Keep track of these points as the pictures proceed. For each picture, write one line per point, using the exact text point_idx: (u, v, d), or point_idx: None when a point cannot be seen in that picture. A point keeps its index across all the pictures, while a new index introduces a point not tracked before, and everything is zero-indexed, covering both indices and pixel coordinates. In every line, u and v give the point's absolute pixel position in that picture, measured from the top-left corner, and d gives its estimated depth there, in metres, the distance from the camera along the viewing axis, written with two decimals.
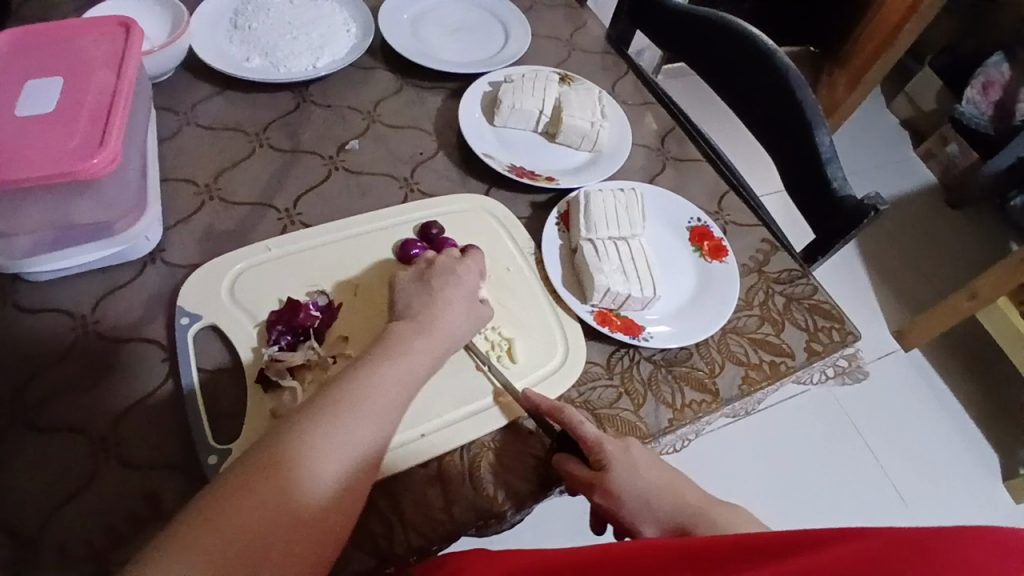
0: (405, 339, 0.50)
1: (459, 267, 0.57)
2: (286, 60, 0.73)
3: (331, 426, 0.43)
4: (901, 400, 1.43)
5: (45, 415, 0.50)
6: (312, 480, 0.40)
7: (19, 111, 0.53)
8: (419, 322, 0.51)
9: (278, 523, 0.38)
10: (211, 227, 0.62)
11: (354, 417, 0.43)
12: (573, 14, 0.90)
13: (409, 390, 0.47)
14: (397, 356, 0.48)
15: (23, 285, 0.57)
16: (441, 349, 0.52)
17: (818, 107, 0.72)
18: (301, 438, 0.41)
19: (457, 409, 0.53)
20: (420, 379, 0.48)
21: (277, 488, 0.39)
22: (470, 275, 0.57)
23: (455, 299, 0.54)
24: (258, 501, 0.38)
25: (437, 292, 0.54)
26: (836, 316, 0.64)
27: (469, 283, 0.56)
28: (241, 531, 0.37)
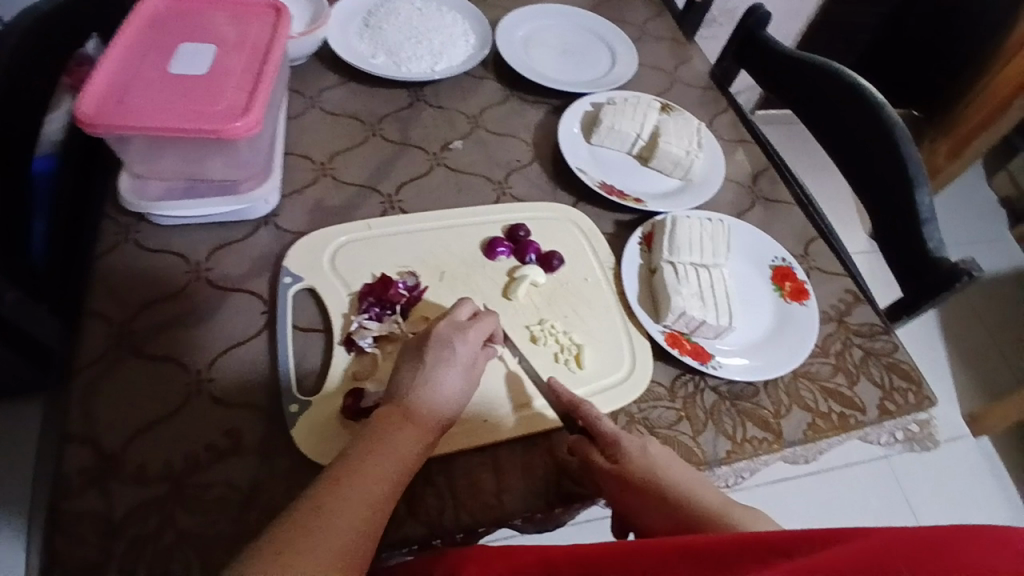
0: (431, 365, 0.49)
1: (457, 338, 0.51)
2: (407, 61, 0.79)
3: (386, 434, 0.45)
4: (967, 490, 1.33)
5: (155, 343, 0.56)
6: (389, 473, 0.43)
7: (177, 69, 0.60)
8: (435, 356, 0.49)
9: (372, 507, 0.41)
10: (320, 201, 0.68)
11: (408, 421, 0.46)
12: (678, 49, 0.93)
13: (451, 397, 0.49)
14: (429, 375, 0.48)
15: (152, 227, 0.63)
16: (467, 383, 0.50)
17: (921, 166, 0.71)
18: (366, 444, 0.44)
19: (528, 403, 0.55)
20: (461, 391, 0.49)
21: (361, 483, 0.41)
22: (469, 342, 0.51)
23: (459, 361, 0.50)
24: (349, 495, 0.40)
25: (440, 350, 0.50)
26: (915, 379, 0.62)
27: (470, 353, 0.51)
28: (343, 522, 0.39)
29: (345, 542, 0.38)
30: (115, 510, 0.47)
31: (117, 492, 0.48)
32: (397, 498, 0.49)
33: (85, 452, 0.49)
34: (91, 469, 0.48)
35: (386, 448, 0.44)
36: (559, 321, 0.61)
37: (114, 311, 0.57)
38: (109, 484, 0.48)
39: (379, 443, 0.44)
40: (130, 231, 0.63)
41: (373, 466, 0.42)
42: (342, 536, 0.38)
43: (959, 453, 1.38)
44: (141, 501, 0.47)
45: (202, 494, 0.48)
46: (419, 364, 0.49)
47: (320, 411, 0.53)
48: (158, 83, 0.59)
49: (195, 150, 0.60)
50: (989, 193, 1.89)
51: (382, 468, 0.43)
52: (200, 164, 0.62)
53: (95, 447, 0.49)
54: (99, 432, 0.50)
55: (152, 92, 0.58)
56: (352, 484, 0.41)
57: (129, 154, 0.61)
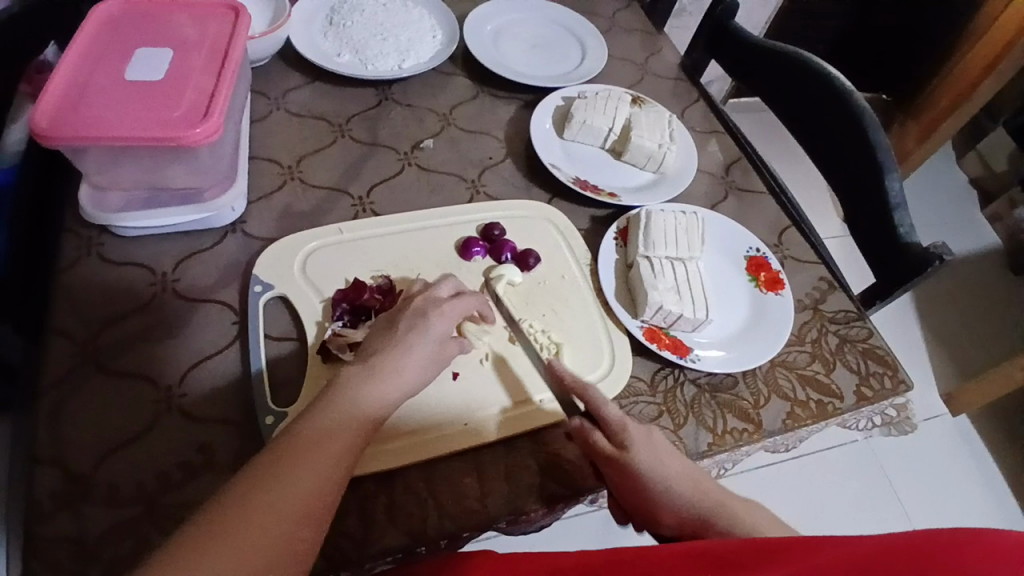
0: (403, 335, 0.48)
1: (431, 311, 0.49)
2: (373, 59, 0.78)
3: (348, 408, 0.43)
4: (941, 465, 1.37)
5: (120, 359, 0.54)
6: (342, 446, 0.41)
7: (131, 74, 0.58)
8: (407, 328, 0.48)
9: (321, 482, 0.39)
10: (289, 206, 0.66)
11: (373, 392, 0.44)
12: (649, 40, 0.93)
13: (421, 370, 0.47)
14: (401, 347, 0.47)
15: (113, 238, 0.61)
16: (438, 355, 0.49)
17: (890, 153, 0.72)
18: (323, 415, 0.42)
19: (529, 399, 0.55)
20: (432, 363, 0.48)
21: (311, 457, 0.40)
22: (444, 316, 0.50)
23: (432, 334, 0.48)
24: (298, 468, 0.39)
25: (415, 321, 0.49)
26: (889, 363, 0.63)
27: (444, 327, 0.50)
28: (295, 488, 0.38)
29: (298, 508, 0.38)
30: (84, 535, 0.45)
31: (87, 517, 0.46)
32: (379, 508, 0.48)
33: (50, 476, 0.47)
34: (57, 494, 0.46)
35: (347, 420, 0.42)
36: (538, 321, 0.60)
37: (75, 328, 0.55)
38: (79, 507, 0.46)
39: (337, 416, 0.42)
40: (91, 244, 0.61)
41: (326, 438, 0.41)
42: (283, 510, 0.37)
43: (935, 430, 1.42)
44: (112, 524, 0.46)
45: (178, 514, 0.47)
46: (390, 336, 0.48)
47: (296, 422, 0.52)
48: (110, 89, 0.56)
49: (156, 158, 0.58)
50: (955, 174, 1.93)
51: (343, 436, 0.42)
52: (161, 173, 0.60)
53: (61, 471, 0.47)
54: (64, 455, 0.48)
55: (104, 100, 0.56)
56: (304, 454, 0.39)
57: (85, 164, 0.58)
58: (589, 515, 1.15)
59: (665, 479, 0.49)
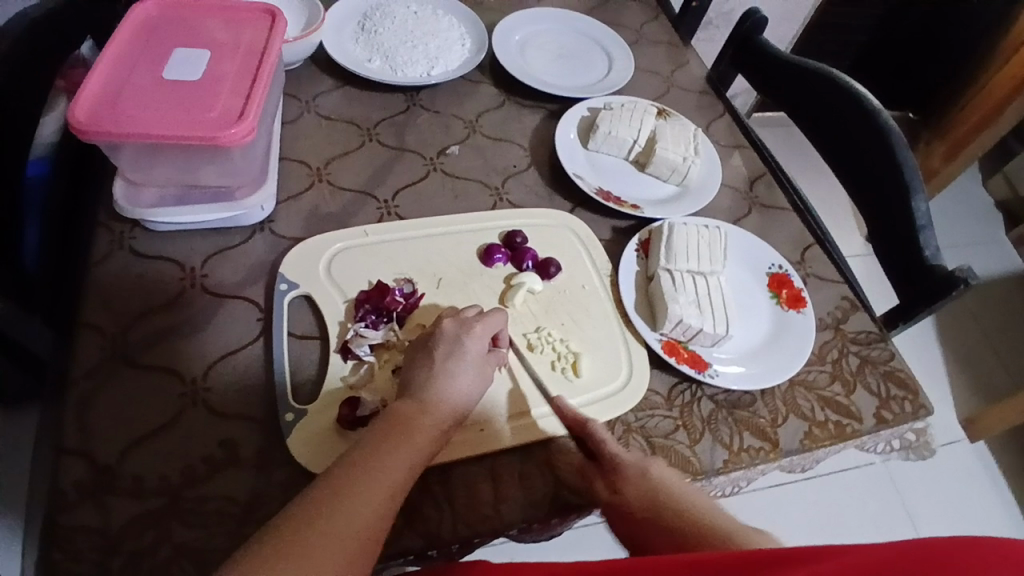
0: (440, 361, 0.49)
1: (463, 333, 0.51)
2: (402, 65, 0.79)
3: (401, 433, 0.44)
4: (960, 491, 1.34)
5: (148, 353, 0.55)
6: (401, 467, 0.43)
7: (170, 76, 0.59)
8: (444, 352, 0.50)
9: (386, 499, 0.41)
10: (315, 207, 0.67)
11: (422, 414, 0.46)
12: (675, 53, 0.93)
13: (465, 392, 0.49)
14: (441, 371, 0.49)
15: (146, 234, 0.63)
16: (480, 377, 0.50)
17: (918, 173, 0.72)
18: (378, 441, 0.43)
19: (528, 412, 0.55)
20: (475, 385, 0.50)
21: (374, 477, 0.41)
22: (477, 337, 0.51)
23: (470, 357, 0.50)
24: (361, 487, 0.40)
25: (450, 346, 0.50)
26: (912, 387, 0.62)
27: (480, 349, 0.51)
28: (351, 517, 0.39)
29: (355, 537, 0.38)
30: (108, 524, 0.46)
31: (113, 506, 0.47)
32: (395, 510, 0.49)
33: (78, 465, 0.48)
34: (84, 483, 0.48)
35: (397, 450, 0.43)
36: (557, 330, 0.61)
37: (106, 321, 0.56)
38: (104, 497, 0.47)
39: (389, 442, 0.43)
40: (124, 239, 0.62)
41: (385, 460, 0.42)
42: (353, 525, 0.38)
43: (954, 454, 1.39)
44: (136, 514, 0.47)
45: (198, 507, 0.48)
46: (428, 361, 0.49)
47: (316, 420, 0.53)
48: (149, 89, 0.58)
49: (189, 158, 0.60)
50: (983, 194, 1.90)
51: (398, 468, 0.42)
52: (194, 172, 0.61)
53: (88, 460, 0.49)
54: (92, 445, 0.49)
55: (143, 99, 0.57)
56: (367, 475, 0.41)
57: (122, 162, 0.60)
58: (599, 526, 1.15)
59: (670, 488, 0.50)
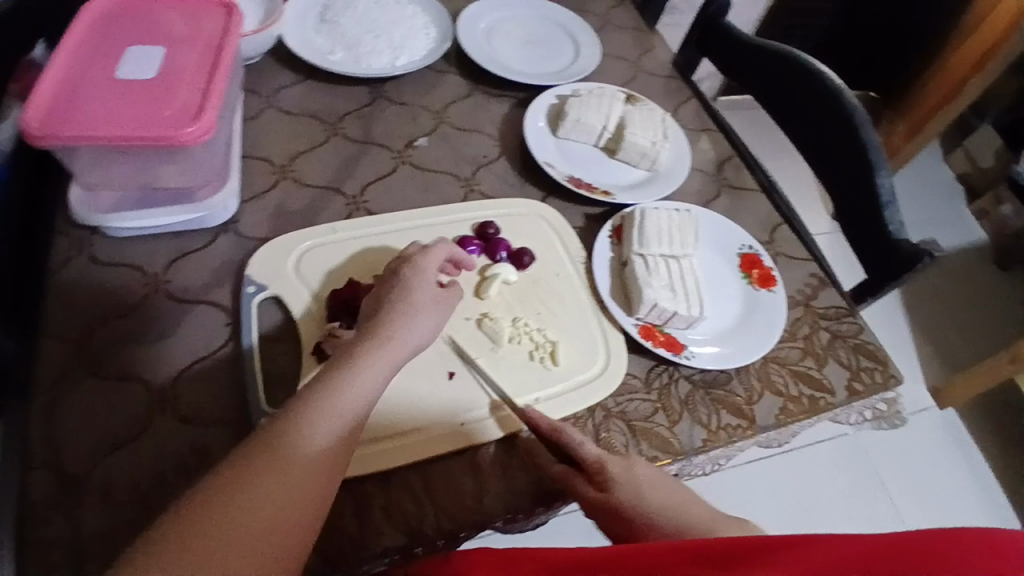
0: (394, 299, 0.52)
1: (413, 264, 0.54)
2: (366, 56, 0.77)
3: (338, 382, 0.45)
4: (929, 457, 1.39)
5: (113, 361, 0.53)
6: (332, 423, 0.44)
7: (123, 73, 0.57)
8: (390, 308, 0.51)
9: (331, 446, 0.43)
10: (282, 205, 0.66)
11: (358, 367, 0.47)
12: (642, 38, 0.93)
13: (417, 331, 0.51)
14: (384, 326, 0.50)
15: (105, 238, 0.61)
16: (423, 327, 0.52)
17: (881, 150, 0.73)
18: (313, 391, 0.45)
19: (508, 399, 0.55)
20: (424, 329, 0.52)
21: (313, 429, 0.43)
22: (423, 290, 0.53)
23: (421, 288, 0.53)
24: (307, 437, 0.42)
25: (403, 280, 0.53)
26: (880, 358, 0.64)
27: (426, 302, 0.53)
28: (290, 468, 0.41)
29: (292, 485, 0.40)
30: (80, 538, 0.45)
31: (84, 517, 0.46)
32: (377, 508, 0.48)
33: (45, 480, 0.47)
34: (53, 497, 0.46)
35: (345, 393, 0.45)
36: (532, 320, 0.60)
37: (68, 330, 0.54)
38: (74, 511, 0.46)
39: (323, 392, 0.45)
40: (83, 244, 0.60)
41: (316, 416, 0.43)
42: (269, 484, 0.40)
43: (923, 422, 1.44)
44: (109, 527, 0.46)
45: None
46: (374, 316, 0.51)
47: None
48: (102, 88, 0.56)
49: (148, 158, 0.58)
50: (943, 169, 1.95)
51: (345, 415, 0.44)
52: (153, 173, 0.59)
53: (55, 474, 0.47)
54: (58, 458, 0.48)
55: (96, 99, 0.55)
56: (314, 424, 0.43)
57: (77, 164, 0.58)
58: (582, 512, 1.16)
59: (643, 505, 0.49)
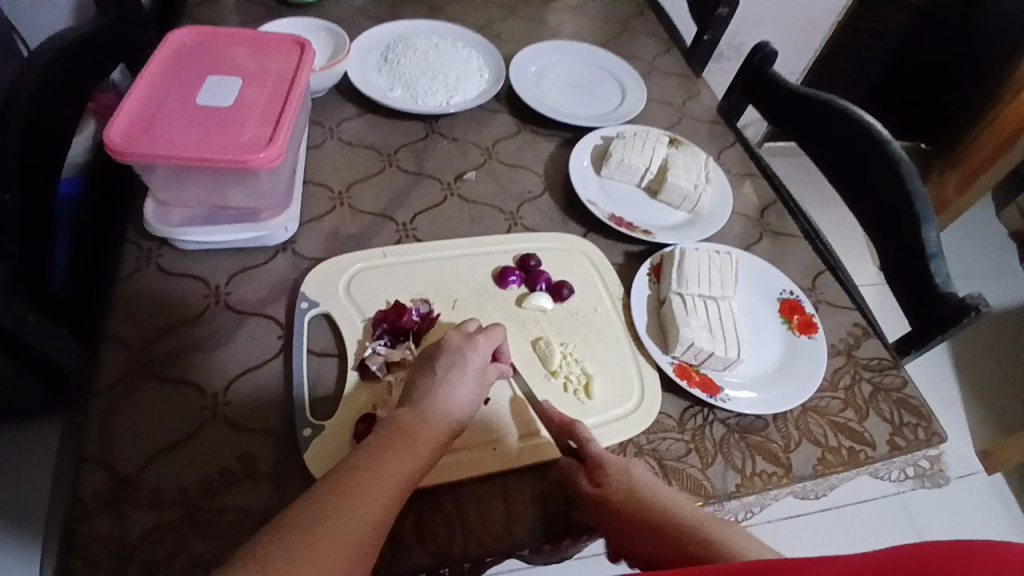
0: (441, 372, 0.50)
1: (467, 347, 0.52)
2: (423, 94, 0.82)
3: (409, 436, 0.46)
4: (981, 527, 1.31)
5: (170, 367, 0.57)
6: (406, 469, 0.44)
7: (201, 102, 0.62)
8: (447, 363, 0.51)
9: (385, 500, 0.42)
10: (336, 229, 0.70)
11: (423, 424, 0.47)
12: (687, 84, 0.95)
13: (464, 408, 0.50)
14: (443, 382, 0.50)
15: (173, 252, 0.65)
16: (480, 388, 0.52)
17: (929, 203, 0.72)
18: (384, 443, 0.45)
19: (545, 431, 0.55)
20: (468, 403, 0.50)
21: (367, 486, 0.42)
22: (479, 349, 0.53)
23: (471, 368, 0.51)
24: (362, 491, 0.41)
25: (453, 356, 0.51)
26: (925, 414, 0.62)
27: (481, 360, 0.53)
28: (348, 519, 0.39)
29: (353, 536, 0.39)
30: (126, 534, 0.47)
31: (132, 514, 0.48)
32: (407, 524, 0.49)
33: (99, 475, 0.50)
34: (105, 492, 0.49)
35: (397, 455, 0.44)
36: (569, 352, 0.61)
37: (132, 335, 0.58)
38: (124, 506, 0.49)
39: (398, 442, 0.45)
40: (152, 256, 0.65)
41: (393, 460, 0.44)
42: (354, 528, 0.39)
43: (974, 488, 1.36)
44: (153, 525, 0.48)
45: (213, 518, 0.49)
46: (430, 372, 0.50)
47: (333, 435, 0.54)
48: (181, 115, 0.61)
49: (218, 180, 0.62)
50: (998, 225, 1.89)
51: (397, 475, 0.43)
52: (222, 193, 0.64)
53: (109, 471, 0.50)
54: (113, 455, 0.51)
55: (175, 124, 0.60)
56: (368, 479, 0.42)
57: (154, 183, 0.63)
58: (605, 554, 1.13)
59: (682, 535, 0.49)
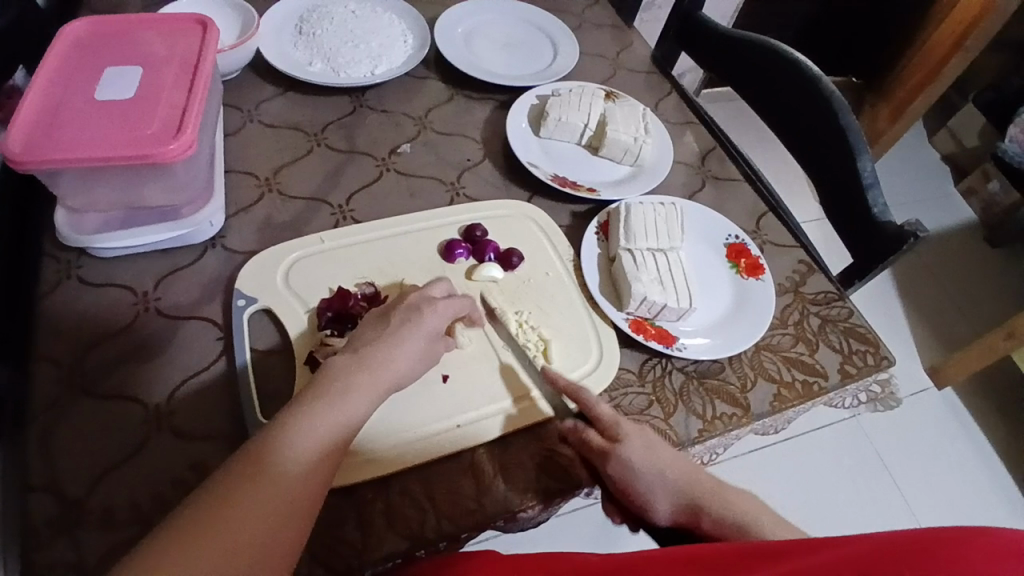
0: (393, 329, 0.49)
1: (424, 306, 0.51)
2: (345, 66, 0.77)
3: (349, 391, 0.45)
4: (931, 437, 1.40)
5: (106, 382, 0.53)
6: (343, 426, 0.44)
7: (102, 95, 0.57)
8: (400, 321, 0.50)
9: (320, 457, 0.42)
10: (268, 218, 0.66)
11: (365, 377, 0.46)
12: (619, 35, 0.93)
13: (411, 366, 0.49)
14: (391, 339, 0.49)
15: (92, 260, 0.61)
16: (431, 350, 0.51)
17: (860, 134, 0.74)
18: (320, 398, 0.44)
19: (527, 395, 0.56)
20: (416, 362, 0.50)
21: (300, 445, 0.42)
22: (437, 313, 0.52)
23: (425, 327, 0.51)
24: (292, 450, 0.41)
25: (407, 314, 0.51)
26: (871, 340, 0.64)
27: (436, 323, 0.52)
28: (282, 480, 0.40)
29: (286, 497, 0.40)
30: (81, 562, 0.45)
31: (84, 541, 0.46)
32: (377, 513, 0.48)
33: (44, 503, 0.47)
34: (52, 522, 0.46)
35: (333, 412, 0.44)
36: (525, 320, 0.61)
37: (59, 354, 0.54)
38: (74, 534, 0.46)
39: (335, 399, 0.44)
40: (70, 267, 0.60)
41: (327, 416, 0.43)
42: (289, 487, 0.40)
43: (923, 403, 1.44)
44: (109, 548, 0.45)
45: None
46: (382, 328, 0.50)
47: None
48: (79, 111, 0.56)
49: (131, 178, 0.57)
50: (928, 151, 1.97)
51: (331, 436, 0.43)
52: (137, 193, 0.59)
53: (55, 497, 0.47)
54: (58, 482, 0.48)
55: (74, 122, 0.55)
56: (301, 439, 0.42)
57: (59, 188, 0.58)
58: (587, 510, 1.16)
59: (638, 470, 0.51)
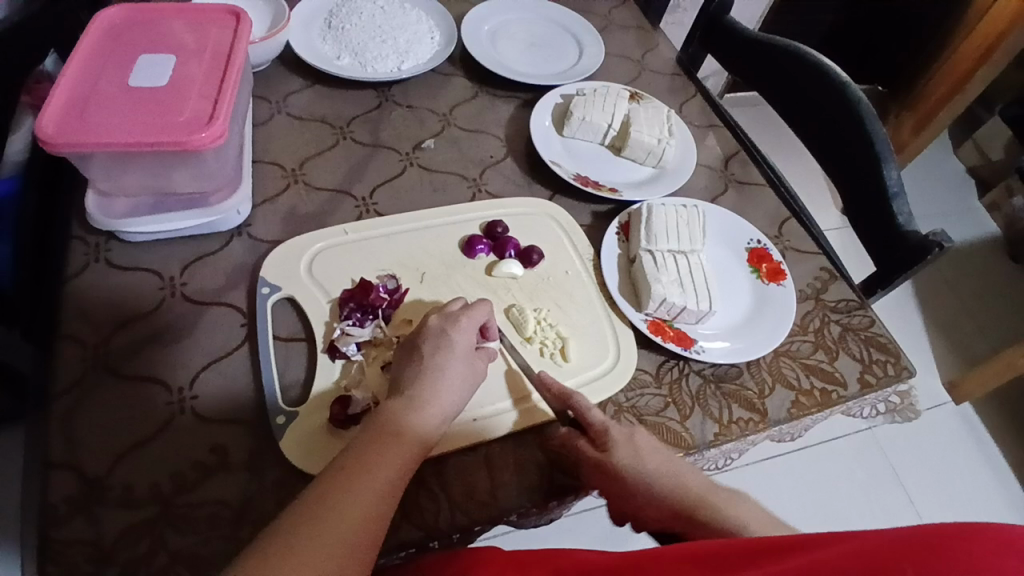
0: (428, 356, 0.49)
1: (451, 328, 0.51)
2: (372, 61, 0.78)
3: (398, 426, 0.45)
4: (947, 452, 1.38)
5: (131, 364, 0.54)
6: (397, 462, 0.43)
7: (135, 82, 0.58)
8: (432, 347, 0.50)
9: (383, 492, 0.42)
10: (293, 208, 0.67)
11: (413, 413, 0.46)
12: (645, 36, 0.93)
13: (454, 394, 0.49)
14: (432, 368, 0.49)
15: (121, 244, 0.62)
16: (470, 372, 0.51)
17: (888, 142, 0.73)
18: (371, 438, 0.44)
19: (527, 397, 0.56)
20: (460, 392, 0.49)
21: (359, 480, 0.41)
22: (464, 331, 0.52)
23: (459, 349, 0.51)
24: (353, 487, 0.41)
25: (438, 341, 0.50)
26: (892, 351, 0.64)
27: (466, 341, 0.51)
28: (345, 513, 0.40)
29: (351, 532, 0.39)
30: (101, 537, 0.46)
31: (105, 517, 0.47)
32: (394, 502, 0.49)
33: (67, 479, 0.48)
34: (75, 497, 0.47)
35: (387, 449, 0.44)
36: (544, 317, 0.61)
37: (86, 334, 0.55)
38: (95, 510, 0.47)
39: (385, 437, 0.44)
40: (99, 250, 0.61)
41: (381, 454, 0.43)
42: (354, 521, 0.40)
43: (940, 418, 1.42)
44: (129, 525, 0.46)
45: (189, 514, 0.47)
46: (418, 358, 0.49)
47: (305, 420, 0.52)
48: (114, 97, 0.57)
49: (162, 164, 0.59)
50: (954, 163, 1.94)
51: (390, 470, 0.43)
52: (167, 178, 0.60)
53: (78, 473, 0.48)
54: (80, 459, 0.49)
55: (108, 107, 0.56)
56: (356, 476, 0.41)
57: (92, 172, 0.59)
58: (595, 510, 1.16)
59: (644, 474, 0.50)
